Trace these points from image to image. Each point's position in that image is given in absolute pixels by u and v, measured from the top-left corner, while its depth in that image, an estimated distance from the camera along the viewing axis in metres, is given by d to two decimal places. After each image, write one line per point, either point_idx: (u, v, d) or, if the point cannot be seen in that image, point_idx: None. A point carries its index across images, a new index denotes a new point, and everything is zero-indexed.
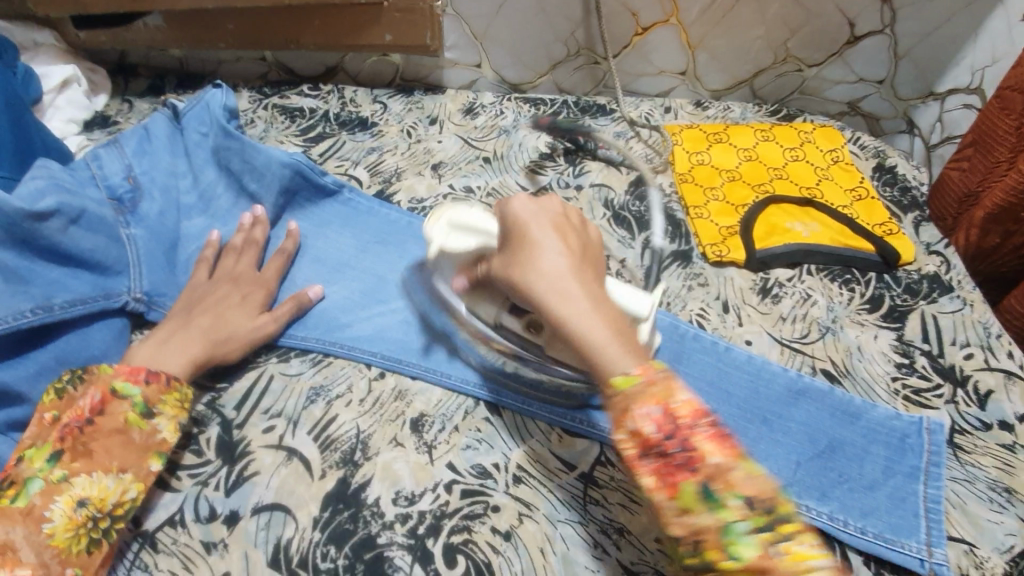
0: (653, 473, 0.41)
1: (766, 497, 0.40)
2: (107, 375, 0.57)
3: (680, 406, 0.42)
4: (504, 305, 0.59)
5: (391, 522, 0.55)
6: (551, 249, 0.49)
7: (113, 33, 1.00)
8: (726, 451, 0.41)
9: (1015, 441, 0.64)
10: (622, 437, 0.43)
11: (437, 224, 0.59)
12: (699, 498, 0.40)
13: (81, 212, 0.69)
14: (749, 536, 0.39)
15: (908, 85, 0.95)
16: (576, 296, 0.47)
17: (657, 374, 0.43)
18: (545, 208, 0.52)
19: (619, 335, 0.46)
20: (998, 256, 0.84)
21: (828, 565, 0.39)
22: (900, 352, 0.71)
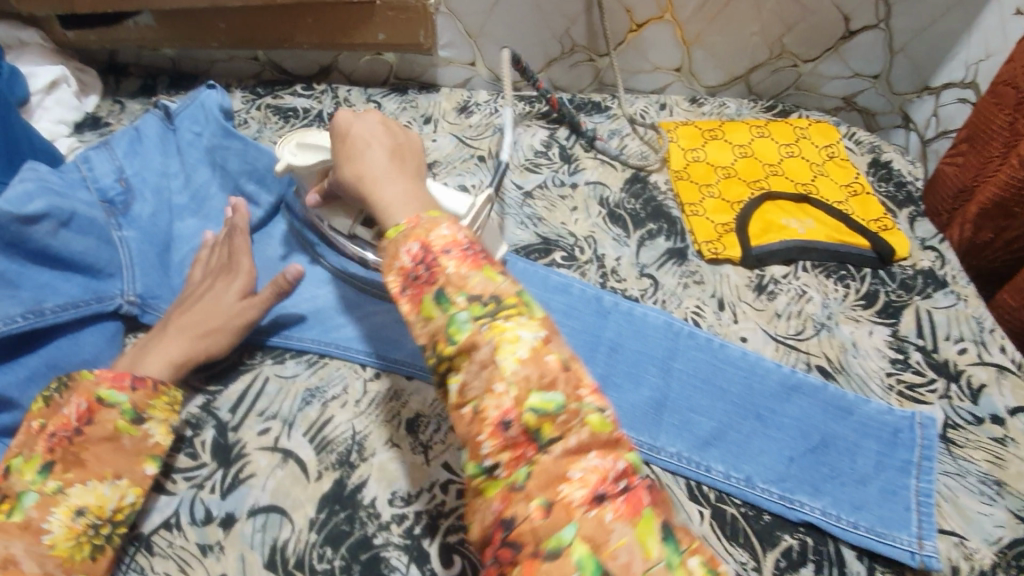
0: (409, 300, 0.46)
1: (492, 296, 0.44)
2: (90, 382, 0.56)
3: (435, 240, 0.47)
4: (357, 218, 0.67)
5: (388, 523, 0.55)
6: (369, 147, 0.58)
7: (103, 33, 0.99)
8: (465, 266, 0.46)
9: (1006, 435, 0.64)
10: (391, 276, 0.47)
11: (285, 146, 0.67)
12: (434, 305, 0.44)
13: (72, 214, 0.69)
14: (467, 323, 0.43)
15: (903, 80, 0.95)
16: (381, 177, 0.55)
17: (422, 220, 0.49)
18: (370, 117, 0.61)
19: (403, 201, 0.53)
20: (991, 251, 0.84)
21: (536, 337, 0.43)
22: (894, 348, 0.71)
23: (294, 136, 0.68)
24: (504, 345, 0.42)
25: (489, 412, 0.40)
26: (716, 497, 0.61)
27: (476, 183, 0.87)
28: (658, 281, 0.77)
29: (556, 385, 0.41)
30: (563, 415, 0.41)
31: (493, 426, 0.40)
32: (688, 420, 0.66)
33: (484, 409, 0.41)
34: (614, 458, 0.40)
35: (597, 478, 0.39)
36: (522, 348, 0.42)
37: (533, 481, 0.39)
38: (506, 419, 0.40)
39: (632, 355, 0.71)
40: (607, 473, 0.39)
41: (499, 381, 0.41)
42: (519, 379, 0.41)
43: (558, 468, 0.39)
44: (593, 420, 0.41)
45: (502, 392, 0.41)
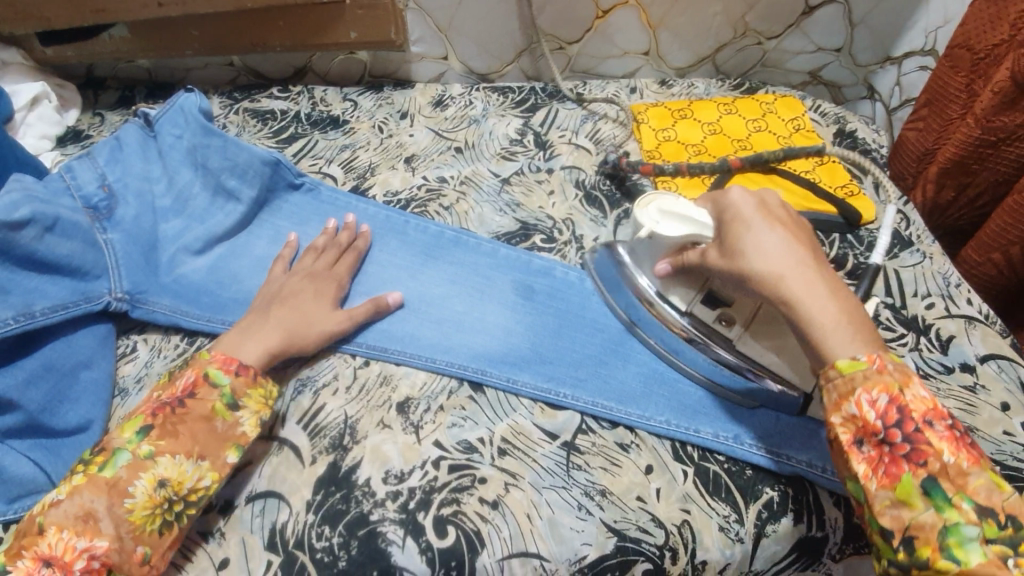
0: (868, 460, 0.46)
1: (1004, 512, 0.42)
2: (204, 360, 0.59)
3: (912, 401, 0.46)
4: (697, 297, 0.62)
5: (383, 499, 0.57)
6: (771, 237, 0.54)
7: (80, 47, 1.00)
8: (960, 456, 0.44)
9: (976, 382, 0.67)
10: (840, 422, 0.48)
11: (646, 210, 0.61)
12: (921, 493, 0.44)
13: (56, 220, 0.70)
14: (975, 543, 0.41)
15: (865, 51, 0.98)
16: (802, 283, 0.51)
17: (888, 363, 0.47)
18: (766, 202, 0.58)
19: (850, 326, 0.49)
20: (954, 210, 0.87)
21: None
22: (866, 307, 0.73)
23: (655, 199, 0.62)
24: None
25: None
26: (699, 456, 0.60)
27: (454, 173, 0.88)
28: None
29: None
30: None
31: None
32: None
33: None
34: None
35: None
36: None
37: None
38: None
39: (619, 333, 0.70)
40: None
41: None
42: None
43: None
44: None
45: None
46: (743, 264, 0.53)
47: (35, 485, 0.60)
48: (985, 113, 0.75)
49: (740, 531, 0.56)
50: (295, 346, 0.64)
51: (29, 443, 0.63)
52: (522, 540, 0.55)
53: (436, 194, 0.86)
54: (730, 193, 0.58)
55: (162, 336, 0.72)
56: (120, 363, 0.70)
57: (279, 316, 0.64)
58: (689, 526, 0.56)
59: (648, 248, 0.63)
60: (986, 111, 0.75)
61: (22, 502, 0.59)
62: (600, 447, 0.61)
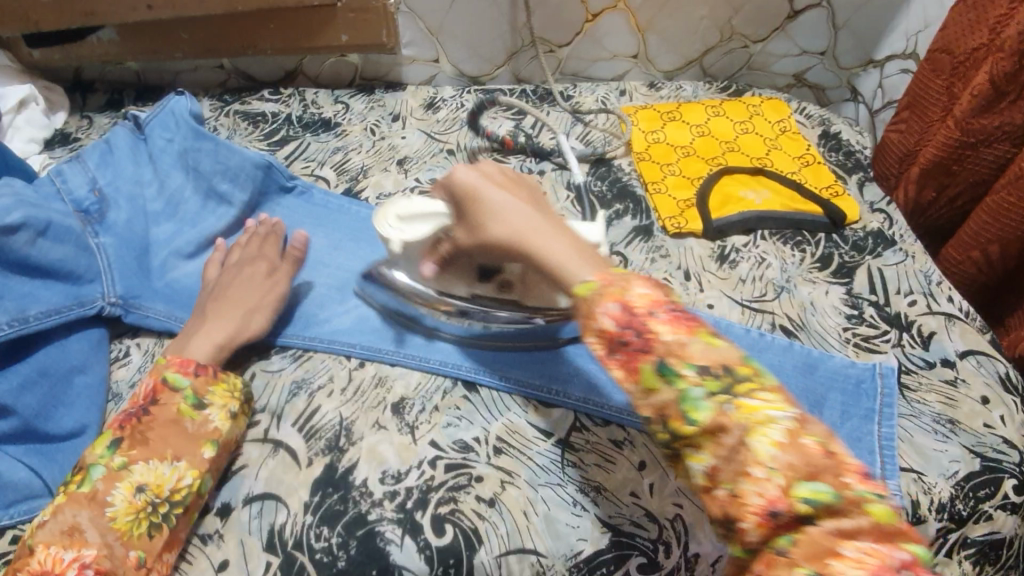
0: (620, 366, 0.43)
1: (722, 363, 0.42)
2: (161, 367, 0.60)
3: (636, 299, 0.43)
4: (472, 278, 0.64)
5: (380, 499, 0.57)
6: (502, 199, 0.53)
7: (67, 49, 0.99)
8: (681, 330, 0.42)
9: (956, 377, 0.69)
10: (588, 337, 0.45)
11: (387, 222, 0.64)
12: (657, 375, 0.42)
13: (47, 224, 0.70)
14: (705, 400, 0.40)
15: (848, 54, 1.00)
16: (541, 230, 0.50)
17: (614, 276, 0.45)
18: (486, 169, 0.56)
19: (580, 252, 0.48)
20: (935, 210, 0.89)
21: (789, 416, 0.40)
22: (850, 304, 0.75)
23: (389, 209, 0.65)
24: (755, 427, 0.39)
25: (752, 499, 0.38)
26: None
27: None
28: (628, 258, 0.81)
29: (821, 471, 0.38)
30: (843, 506, 0.37)
31: (757, 514, 0.38)
32: None
33: (745, 495, 0.39)
34: (899, 551, 0.36)
35: (880, 565, 0.36)
36: (777, 429, 0.39)
37: (799, 551, 0.37)
38: (773, 507, 0.38)
39: None
40: (890, 562, 0.36)
41: (757, 467, 0.38)
42: (783, 466, 0.38)
43: (829, 545, 0.37)
44: (876, 510, 0.37)
45: (760, 476, 0.38)
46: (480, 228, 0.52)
47: (31, 490, 0.59)
48: (964, 116, 0.78)
49: None
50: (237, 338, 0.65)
51: (24, 448, 0.62)
52: (519, 537, 0.55)
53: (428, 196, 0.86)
54: (454, 171, 0.56)
55: (156, 341, 0.72)
56: (113, 367, 0.70)
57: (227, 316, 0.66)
58: (682, 519, 0.57)
59: (409, 257, 0.65)
60: (965, 113, 0.77)
61: (18, 507, 0.58)
62: (593, 443, 0.61)
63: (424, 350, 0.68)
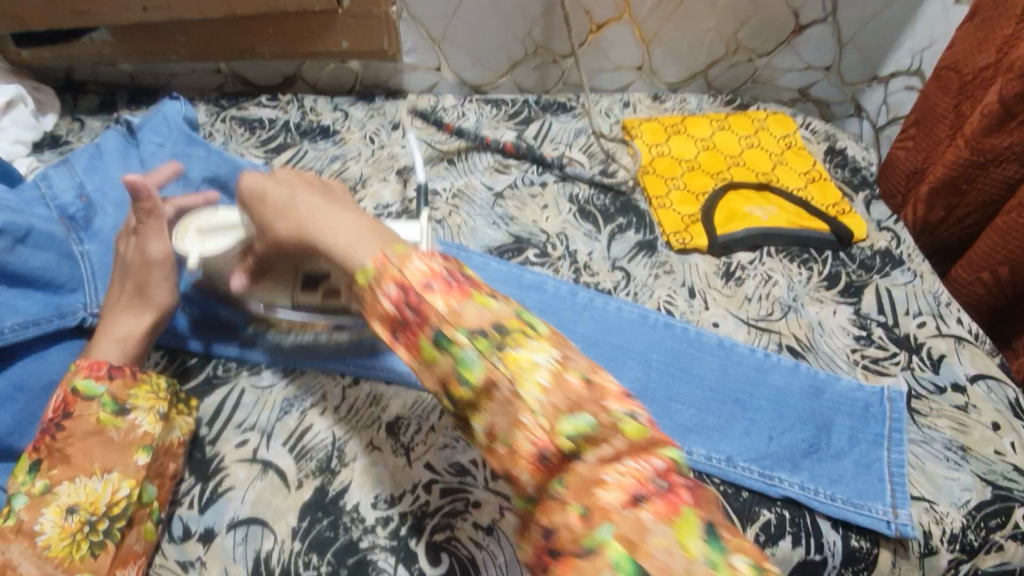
0: (404, 345, 0.44)
1: (493, 324, 0.42)
2: (69, 376, 0.56)
3: (411, 275, 0.43)
4: (297, 284, 0.61)
5: (373, 526, 0.55)
6: (302, 198, 0.54)
7: (58, 49, 0.97)
8: (455, 297, 0.42)
9: (967, 402, 0.67)
10: (377, 322, 0.45)
11: (185, 237, 0.62)
12: (435, 348, 0.42)
13: (29, 230, 0.67)
14: (477, 360, 0.40)
15: (854, 70, 1.00)
16: (326, 217, 0.51)
17: (391, 255, 0.45)
18: (280, 175, 0.58)
19: (367, 235, 0.48)
20: (944, 229, 0.88)
21: (552, 358, 0.41)
22: (858, 325, 0.74)
23: (188, 224, 0.63)
24: (519, 373, 0.39)
25: (523, 446, 0.39)
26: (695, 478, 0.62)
27: (447, 186, 0.87)
28: (630, 274, 0.79)
29: (583, 403, 0.39)
30: (598, 431, 0.38)
31: (529, 460, 0.39)
32: (668, 408, 0.67)
33: (518, 444, 0.40)
34: (653, 459, 0.38)
35: (636, 482, 0.36)
36: (541, 373, 0.40)
37: (568, 490, 0.38)
38: (543, 451, 0.39)
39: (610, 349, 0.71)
40: (647, 476, 0.37)
41: (525, 413, 0.39)
42: (546, 407, 0.39)
43: (592, 475, 0.37)
44: (628, 427, 0.38)
45: (529, 423, 0.39)
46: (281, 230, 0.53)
47: None
48: (974, 135, 0.76)
49: None
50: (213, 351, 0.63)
51: None
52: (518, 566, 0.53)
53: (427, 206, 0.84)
54: (246, 178, 0.58)
55: None
56: None
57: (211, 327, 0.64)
58: None
59: (218, 270, 0.63)
60: (975, 133, 0.76)
61: None
62: None
63: None
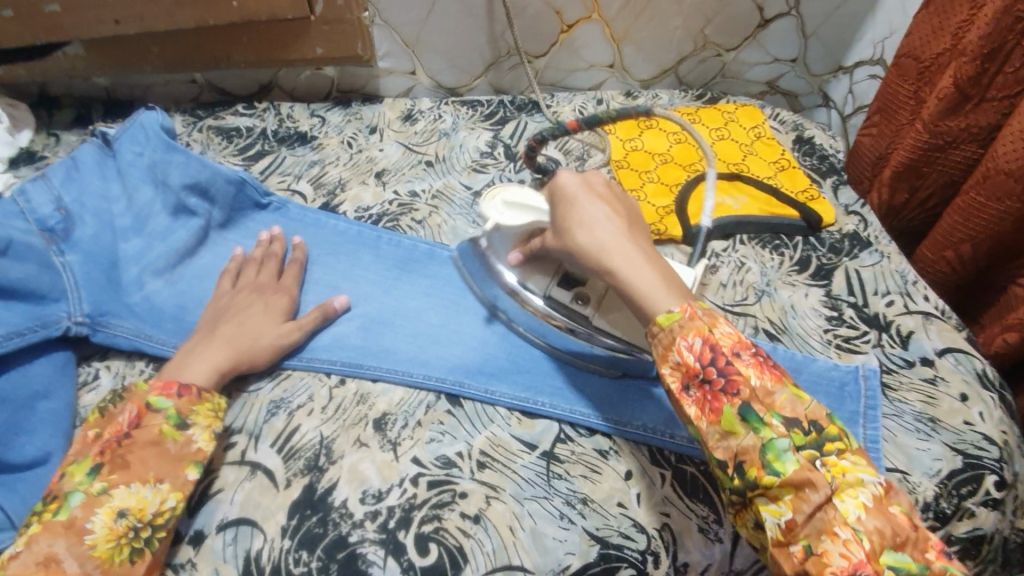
0: (696, 402, 0.50)
1: (806, 419, 0.47)
2: (142, 391, 0.57)
3: (720, 338, 0.50)
4: (554, 277, 0.66)
5: (361, 520, 0.56)
6: (603, 221, 0.59)
7: (31, 65, 0.96)
8: (766, 378, 0.49)
9: (935, 375, 0.69)
10: (668, 371, 0.51)
11: (492, 202, 0.65)
12: (739, 419, 0.47)
13: (8, 242, 0.68)
14: (789, 453, 0.46)
15: (819, 61, 1.03)
16: (628, 255, 0.56)
17: (699, 311, 0.51)
18: (592, 183, 0.62)
19: (665, 284, 0.54)
20: (908, 211, 0.91)
21: (876, 483, 0.45)
22: (830, 306, 0.76)
23: (498, 192, 0.65)
24: (843, 489, 0.45)
25: (836, 560, 0.42)
26: (677, 459, 0.60)
27: (426, 187, 0.88)
28: None
29: (907, 544, 0.43)
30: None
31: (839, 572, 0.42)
32: None
33: (827, 554, 0.43)
34: None
35: None
36: (865, 493, 0.44)
37: None
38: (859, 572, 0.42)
39: None
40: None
41: (844, 528, 0.43)
42: (869, 530, 0.43)
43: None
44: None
45: (847, 538, 0.43)
46: (574, 241, 0.58)
47: None
48: (932, 119, 0.79)
49: (719, 531, 0.56)
50: (245, 362, 0.64)
51: None
52: (505, 553, 0.54)
53: (408, 208, 0.85)
54: (560, 177, 0.62)
55: (127, 362, 0.69)
56: (81, 392, 0.67)
57: (221, 333, 0.65)
58: (669, 528, 0.56)
59: (503, 237, 0.68)
60: (932, 117, 0.79)
61: None
62: (579, 454, 0.60)
63: (407, 365, 0.67)
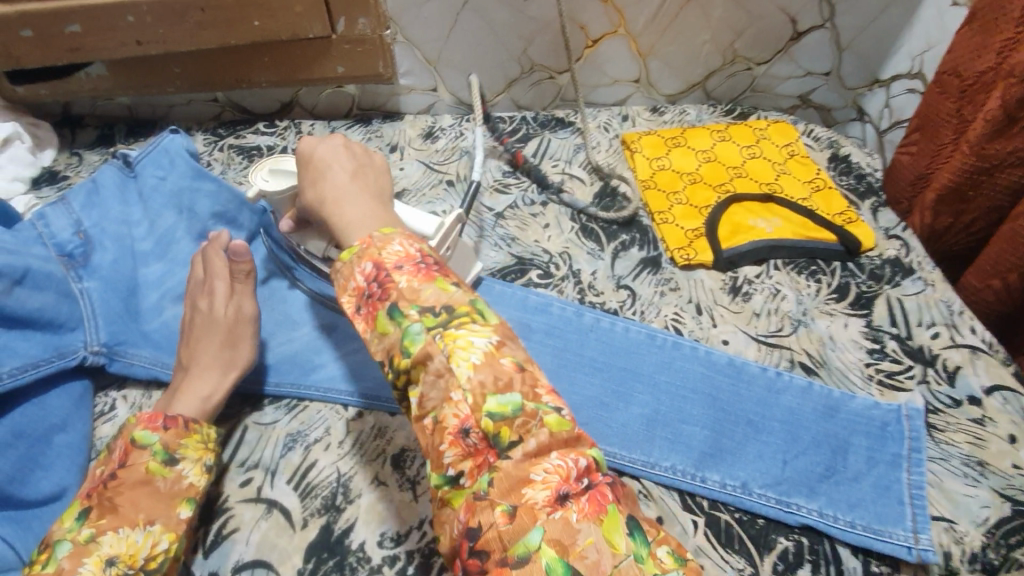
0: (364, 318, 0.47)
1: (446, 305, 0.45)
2: (129, 426, 0.56)
3: (387, 257, 0.48)
4: (327, 242, 0.64)
5: (379, 566, 0.54)
6: (332, 173, 0.57)
7: (54, 85, 0.96)
8: (418, 280, 0.47)
9: (984, 415, 0.65)
10: (346, 297, 0.49)
11: (258, 171, 0.68)
12: (388, 320, 0.45)
13: (25, 271, 0.66)
14: (421, 335, 0.44)
15: (854, 75, 0.98)
16: (342, 198, 0.55)
17: (376, 237, 0.50)
18: (332, 141, 0.60)
19: (369, 216, 0.53)
20: (951, 235, 0.86)
21: (488, 342, 0.44)
22: (870, 338, 0.72)
23: (264, 162, 0.69)
24: (456, 354, 0.43)
25: (448, 420, 0.42)
26: (709, 505, 0.60)
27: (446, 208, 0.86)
28: (635, 292, 0.78)
29: (512, 386, 0.42)
30: (520, 416, 0.41)
31: (452, 435, 0.42)
32: (679, 432, 0.66)
33: (443, 418, 0.42)
34: (578, 458, 0.41)
35: (561, 480, 0.39)
36: (474, 353, 0.43)
37: (495, 489, 0.40)
38: (466, 426, 0.42)
39: (620, 373, 0.70)
40: (571, 474, 0.40)
41: (456, 390, 0.42)
42: (474, 386, 0.42)
43: (519, 473, 0.40)
44: (550, 420, 0.42)
45: (458, 401, 0.42)
46: (309, 197, 0.57)
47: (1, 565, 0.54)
48: (978, 141, 0.75)
49: None
50: None
51: None
52: None
53: None
54: (303, 142, 0.60)
55: (144, 392, 0.68)
56: (98, 423, 0.66)
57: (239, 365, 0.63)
58: None
59: (275, 208, 0.69)
60: (977, 139, 0.75)
61: None
62: None
63: None
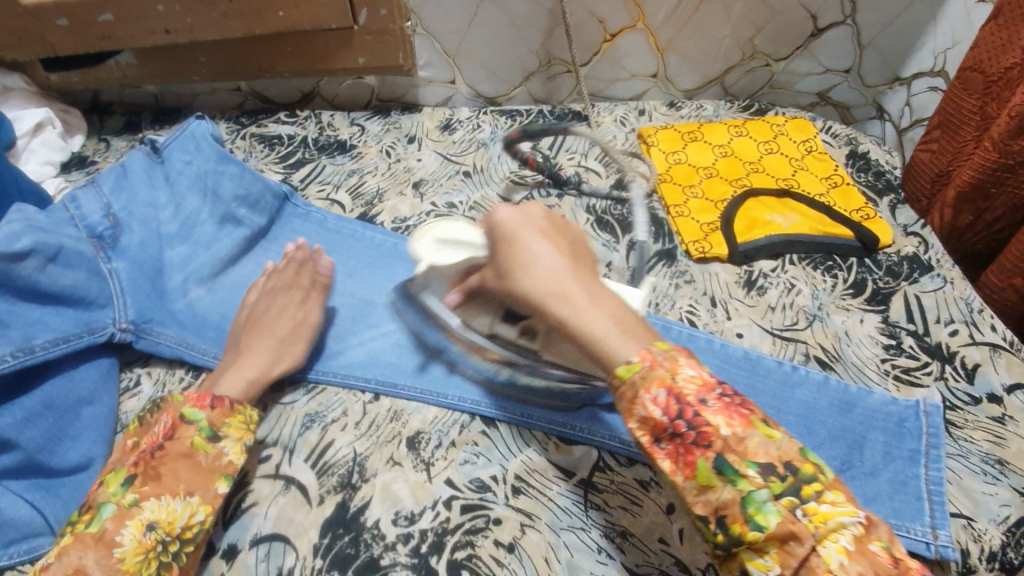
0: (669, 456, 0.43)
1: (781, 461, 0.41)
2: (178, 402, 0.57)
3: (683, 384, 0.43)
4: (496, 316, 0.60)
5: (394, 543, 0.55)
6: (545, 253, 0.51)
7: (85, 72, 0.99)
8: (739, 424, 0.42)
9: (1004, 413, 0.64)
10: (635, 424, 0.45)
11: (423, 242, 0.63)
12: (715, 473, 0.41)
13: (59, 249, 0.68)
14: (770, 503, 0.40)
15: (874, 72, 0.97)
16: (575, 295, 0.48)
17: (658, 354, 0.45)
18: (531, 214, 0.55)
19: (618, 323, 0.47)
20: (973, 234, 0.86)
21: (856, 520, 0.39)
22: (887, 334, 0.72)
23: (429, 229, 0.64)
24: (825, 533, 0.39)
25: None
26: None
27: (463, 199, 0.87)
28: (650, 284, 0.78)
29: None
30: None
31: None
32: None
33: None
34: None
35: None
36: (845, 536, 0.39)
37: None
38: None
39: None
40: None
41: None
42: None
43: None
44: None
45: None
46: (519, 281, 0.51)
47: (32, 528, 0.57)
48: (1002, 137, 0.74)
49: None
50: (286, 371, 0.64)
51: (25, 484, 0.60)
52: None
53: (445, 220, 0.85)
54: (497, 210, 0.55)
55: (167, 369, 0.70)
56: (122, 398, 0.68)
57: (260, 346, 0.65)
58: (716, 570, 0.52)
59: (437, 280, 0.64)
60: (1001, 135, 0.74)
61: (17, 547, 0.55)
62: (619, 485, 0.58)
63: (442, 384, 0.66)
